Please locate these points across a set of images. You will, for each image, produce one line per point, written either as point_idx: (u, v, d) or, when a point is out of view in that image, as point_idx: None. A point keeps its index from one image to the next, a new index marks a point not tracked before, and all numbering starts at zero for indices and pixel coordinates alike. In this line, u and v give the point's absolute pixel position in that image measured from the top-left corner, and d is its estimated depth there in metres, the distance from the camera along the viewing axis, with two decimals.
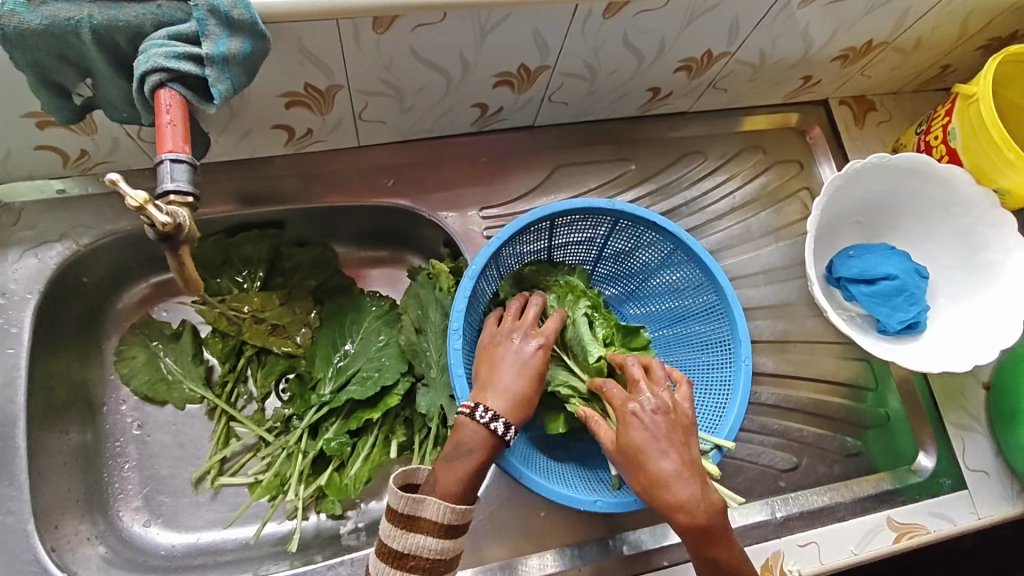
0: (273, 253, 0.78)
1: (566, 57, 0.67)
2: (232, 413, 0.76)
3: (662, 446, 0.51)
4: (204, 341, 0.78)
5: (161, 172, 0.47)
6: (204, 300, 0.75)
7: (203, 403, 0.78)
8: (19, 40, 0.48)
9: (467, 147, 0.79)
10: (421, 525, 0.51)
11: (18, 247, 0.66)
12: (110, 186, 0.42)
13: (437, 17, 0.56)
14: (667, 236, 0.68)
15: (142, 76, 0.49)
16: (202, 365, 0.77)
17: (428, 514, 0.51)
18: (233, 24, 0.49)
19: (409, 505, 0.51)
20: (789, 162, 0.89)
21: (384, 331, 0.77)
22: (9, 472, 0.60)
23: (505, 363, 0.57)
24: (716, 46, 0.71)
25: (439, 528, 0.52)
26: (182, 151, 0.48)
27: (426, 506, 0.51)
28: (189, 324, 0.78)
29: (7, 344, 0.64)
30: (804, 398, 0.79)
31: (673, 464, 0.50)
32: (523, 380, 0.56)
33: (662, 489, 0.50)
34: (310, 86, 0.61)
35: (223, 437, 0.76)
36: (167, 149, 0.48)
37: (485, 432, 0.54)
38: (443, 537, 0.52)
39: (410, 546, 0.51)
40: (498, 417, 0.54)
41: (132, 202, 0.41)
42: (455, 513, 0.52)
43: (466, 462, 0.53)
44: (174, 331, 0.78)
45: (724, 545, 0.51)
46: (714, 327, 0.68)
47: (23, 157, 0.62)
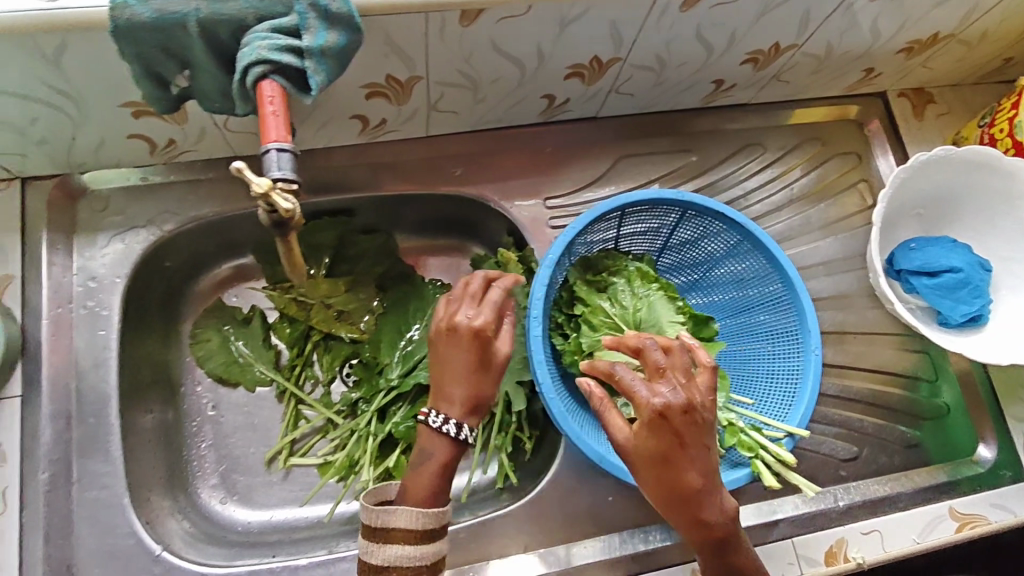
0: (339, 241, 0.79)
1: (638, 49, 0.67)
2: (302, 396, 0.79)
3: (694, 459, 0.48)
4: (272, 327, 0.81)
5: (267, 161, 0.49)
6: (274, 287, 0.77)
7: (271, 387, 0.80)
8: (128, 32, 0.49)
9: (531, 139, 0.80)
10: (395, 537, 0.53)
11: (107, 233, 0.69)
12: (234, 173, 0.45)
13: (521, 9, 0.56)
14: (734, 227, 0.69)
15: (245, 68, 0.50)
16: (271, 350, 0.80)
17: (401, 523, 0.54)
18: (330, 17, 0.50)
19: (380, 517, 0.54)
20: (847, 154, 0.89)
21: None
22: (103, 449, 0.63)
23: (450, 359, 0.57)
24: (785, 39, 0.71)
25: (413, 535, 0.54)
26: (285, 140, 0.50)
27: (398, 516, 0.54)
28: (258, 309, 0.81)
29: (98, 327, 0.66)
30: (862, 389, 0.80)
31: (701, 477, 0.48)
32: (471, 377, 0.57)
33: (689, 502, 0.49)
34: (391, 78, 0.63)
35: (293, 420, 0.78)
36: (270, 139, 0.50)
37: (446, 440, 0.57)
38: (418, 545, 0.54)
39: (388, 559, 0.53)
40: (451, 421, 0.56)
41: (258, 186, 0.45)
42: (426, 517, 0.54)
43: (432, 467, 0.57)
44: (244, 316, 0.80)
45: (735, 543, 0.52)
46: (781, 317, 0.69)
47: (114, 146, 0.64)
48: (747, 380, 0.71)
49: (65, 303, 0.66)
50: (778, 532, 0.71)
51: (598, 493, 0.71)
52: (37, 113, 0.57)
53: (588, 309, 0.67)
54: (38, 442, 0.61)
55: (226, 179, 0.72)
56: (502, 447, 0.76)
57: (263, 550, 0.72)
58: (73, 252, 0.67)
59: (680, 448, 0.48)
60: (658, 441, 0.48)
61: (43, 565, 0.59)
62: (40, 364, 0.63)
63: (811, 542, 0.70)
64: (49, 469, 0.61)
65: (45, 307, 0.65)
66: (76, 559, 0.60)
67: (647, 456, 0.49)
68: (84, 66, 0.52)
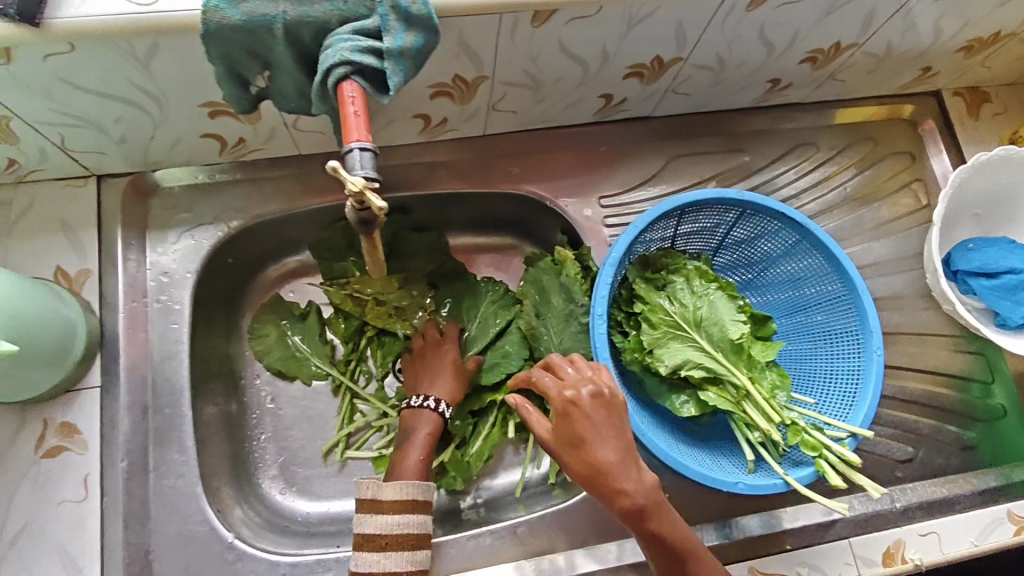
0: (392, 239, 0.79)
1: (700, 49, 0.67)
2: (356, 390, 0.80)
3: (601, 436, 0.52)
4: (327, 321, 0.82)
5: (350, 160, 0.49)
6: (330, 283, 0.77)
7: (327, 381, 0.82)
8: (217, 35, 0.50)
9: (585, 138, 0.81)
10: (384, 506, 0.63)
11: (177, 229, 0.71)
12: (330, 172, 0.44)
13: (592, 10, 0.57)
14: (794, 226, 0.69)
15: (327, 69, 0.51)
16: (327, 345, 0.81)
17: (389, 496, 0.64)
18: (410, 19, 0.51)
19: (371, 489, 0.64)
20: (901, 153, 0.88)
21: (500, 315, 0.80)
22: (177, 439, 0.66)
23: (439, 365, 0.76)
24: (846, 38, 0.71)
25: (400, 505, 0.64)
26: (366, 141, 0.50)
27: (386, 489, 0.64)
28: (315, 304, 0.82)
29: (171, 320, 0.69)
30: (917, 390, 0.80)
31: (609, 452, 0.52)
32: (450, 375, 0.75)
33: (607, 480, 0.52)
34: (457, 78, 0.64)
35: (349, 414, 0.80)
36: (351, 139, 0.50)
37: (431, 413, 0.73)
38: (405, 513, 0.63)
39: (380, 527, 0.62)
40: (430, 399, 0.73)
41: (352, 184, 0.43)
42: (413, 487, 0.65)
43: (421, 441, 0.71)
44: (300, 311, 0.81)
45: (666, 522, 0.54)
46: (840, 316, 0.69)
47: (187, 145, 0.66)
48: (805, 379, 0.72)
49: (140, 297, 0.68)
50: (834, 531, 0.71)
51: None
52: (120, 113, 0.59)
53: (648, 307, 0.67)
54: (118, 431, 0.64)
55: (290, 177, 0.73)
56: None
57: (325, 540, 0.74)
58: (147, 247, 0.70)
59: (587, 425, 0.53)
60: (567, 422, 0.53)
61: (124, 550, 0.62)
62: (117, 357, 0.66)
63: (869, 543, 0.70)
64: (127, 458, 0.63)
65: (120, 301, 0.67)
66: (153, 546, 0.63)
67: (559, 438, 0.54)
68: (171, 68, 0.54)
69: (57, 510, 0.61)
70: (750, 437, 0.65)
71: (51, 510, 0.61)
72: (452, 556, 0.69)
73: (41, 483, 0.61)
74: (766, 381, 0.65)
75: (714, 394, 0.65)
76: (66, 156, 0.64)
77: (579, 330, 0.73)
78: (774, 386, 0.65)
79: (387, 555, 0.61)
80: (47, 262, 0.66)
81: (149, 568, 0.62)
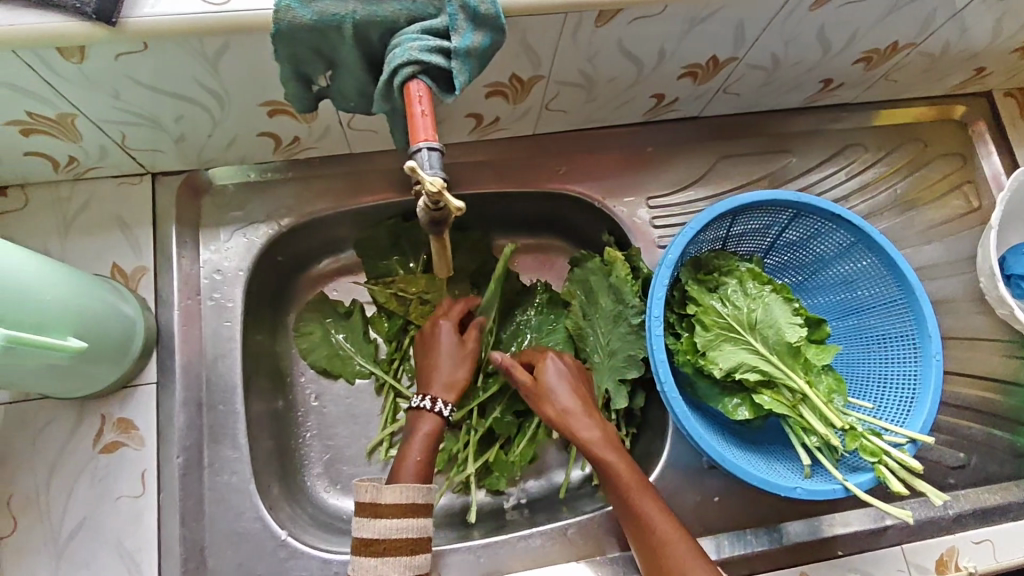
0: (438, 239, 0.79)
1: (757, 49, 0.67)
2: (400, 389, 0.80)
3: (561, 385, 0.67)
4: (371, 320, 0.82)
5: (418, 159, 0.48)
6: (375, 282, 0.79)
7: (371, 379, 0.82)
8: (287, 34, 0.50)
9: (632, 138, 0.80)
10: (384, 510, 0.60)
11: (229, 227, 0.71)
12: (407, 172, 0.44)
13: (656, 9, 0.57)
14: (850, 229, 0.68)
15: (395, 68, 0.51)
16: (372, 343, 0.81)
17: (388, 499, 0.60)
18: (478, 18, 0.51)
19: (370, 492, 0.60)
20: (951, 155, 0.86)
21: (543, 314, 0.81)
22: (231, 436, 0.66)
23: (444, 359, 0.71)
24: (904, 38, 0.70)
25: (400, 509, 0.60)
26: (434, 140, 0.49)
27: (386, 493, 0.60)
28: (359, 303, 0.82)
29: (224, 317, 0.69)
30: (968, 396, 0.78)
31: (566, 396, 0.66)
32: (459, 370, 0.71)
33: (563, 418, 0.66)
34: (514, 77, 0.63)
35: (391, 415, 0.80)
36: (418, 138, 0.49)
37: (433, 416, 0.68)
38: (404, 517, 0.60)
39: (379, 531, 0.59)
40: (441, 402, 0.68)
41: (432, 185, 0.44)
42: (413, 490, 0.62)
43: (422, 439, 0.67)
44: (345, 310, 0.81)
45: (625, 472, 0.62)
46: (896, 320, 0.68)
47: (243, 143, 0.67)
48: (859, 383, 0.71)
49: (194, 294, 0.69)
50: (887, 538, 0.71)
51: (704, 493, 0.71)
52: (182, 111, 0.59)
53: (701, 309, 0.66)
54: (174, 428, 0.64)
55: (340, 177, 0.74)
56: None
57: None
58: (200, 245, 0.70)
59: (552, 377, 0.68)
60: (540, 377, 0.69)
61: (180, 546, 0.62)
62: (173, 353, 0.66)
63: (922, 549, 0.70)
64: (183, 454, 0.64)
65: (175, 298, 0.68)
66: (207, 542, 0.63)
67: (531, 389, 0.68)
68: (236, 66, 0.54)
69: (115, 505, 0.62)
70: (807, 442, 0.65)
71: (109, 505, 0.62)
72: (501, 557, 0.69)
73: (99, 478, 0.62)
74: (822, 386, 0.65)
75: (769, 398, 0.65)
76: (125, 154, 0.65)
77: (629, 330, 0.72)
78: (830, 390, 0.65)
79: (385, 561, 0.59)
80: (104, 259, 0.67)
81: (204, 565, 0.63)
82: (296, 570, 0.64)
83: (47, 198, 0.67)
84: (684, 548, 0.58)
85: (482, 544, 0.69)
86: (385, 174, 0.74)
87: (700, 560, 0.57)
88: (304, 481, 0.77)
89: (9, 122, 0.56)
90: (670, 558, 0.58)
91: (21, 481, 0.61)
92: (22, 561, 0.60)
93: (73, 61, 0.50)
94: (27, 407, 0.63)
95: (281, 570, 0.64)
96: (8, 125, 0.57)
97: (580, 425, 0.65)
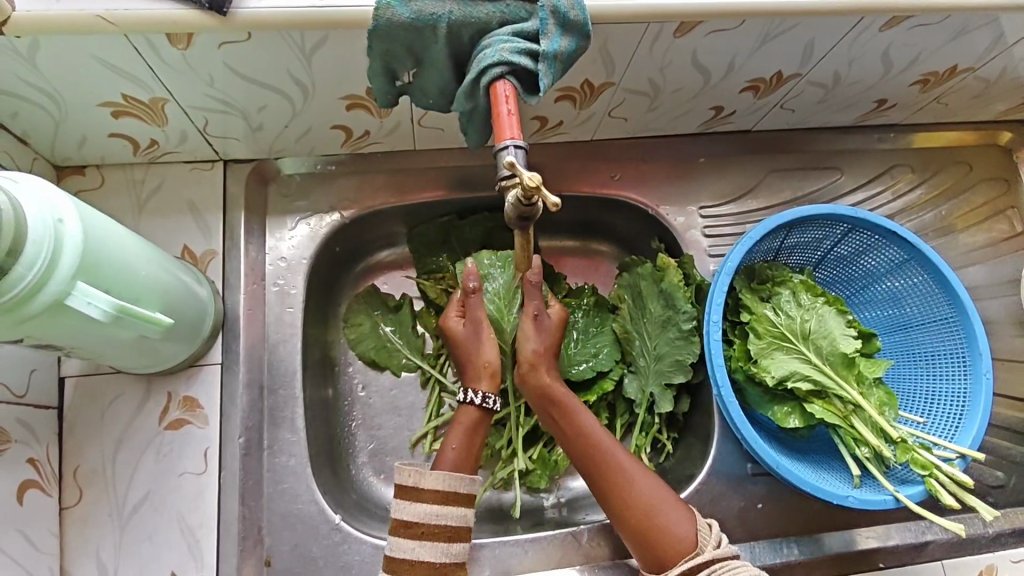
0: (486, 236, 0.78)
1: (820, 67, 0.69)
2: (447, 385, 0.76)
3: (542, 331, 0.65)
4: (419, 315, 0.80)
5: (503, 157, 0.49)
6: (426, 277, 0.78)
7: (417, 373, 0.80)
8: (384, 31, 0.52)
9: (685, 148, 0.82)
10: (423, 495, 0.57)
11: (295, 216, 0.73)
12: (505, 168, 0.47)
13: (733, 23, 0.59)
14: (903, 245, 0.69)
15: (483, 68, 0.51)
16: (421, 338, 0.79)
17: (429, 485, 0.57)
18: (567, 24, 0.53)
19: (412, 477, 0.57)
20: (995, 179, 0.86)
21: (587, 315, 0.79)
22: (289, 419, 0.68)
23: (467, 344, 0.65)
24: (963, 63, 0.71)
25: (440, 496, 0.57)
26: (520, 138, 0.50)
27: (428, 477, 0.57)
28: (408, 297, 0.80)
29: (287, 304, 0.71)
30: (1011, 417, 0.79)
31: (541, 349, 0.64)
32: (489, 351, 0.65)
33: (536, 366, 0.64)
34: (586, 82, 0.66)
35: (436, 409, 0.77)
36: (503, 137, 0.50)
37: (475, 409, 0.63)
38: (444, 504, 0.57)
39: (418, 515, 0.56)
40: (480, 393, 0.63)
41: (530, 181, 0.45)
42: (455, 479, 0.58)
43: (463, 428, 0.62)
44: (394, 303, 0.79)
45: (590, 420, 0.63)
46: (947, 337, 0.69)
47: (317, 134, 0.69)
48: (906, 397, 0.73)
49: (259, 280, 0.71)
50: (928, 553, 0.72)
51: (748, 499, 0.72)
52: (266, 101, 0.61)
53: (754, 317, 0.67)
54: (236, 408, 0.66)
55: (402, 172, 0.75)
56: (642, 447, 0.76)
57: None
58: (265, 234, 0.72)
59: (540, 320, 0.65)
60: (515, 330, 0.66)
61: (239, 525, 0.64)
62: (238, 336, 0.68)
63: (961, 565, 0.71)
64: (244, 435, 0.66)
65: (241, 284, 0.70)
66: (265, 522, 0.65)
67: (529, 323, 0.65)
68: (329, 61, 0.57)
69: (177, 481, 0.64)
70: (857, 453, 0.66)
71: (172, 481, 0.64)
72: (549, 553, 0.69)
73: (163, 454, 0.64)
74: (873, 398, 0.66)
75: (821, 408, 0.66)
76: (204, 141, 0.67)
77: (676, 335, 0.72)
78: (881, 403, 0.66)
79: (423, 544, 0.55)
80: (175, 241, 0.69)
81: (262, 543, 0.65)
82: (349, 554, 0.65)
83: (123, 180, 0.70)
84: (654, 483, 0.60)
85: (531, 539, 0.70)
86: (443, 170, 0.76)
87: (667, 493, 0.60)
88: (350, 470, 0.75)
89: (103, 104, 0.59)
90: (643, 493, 0.59)
91: (89, 453, 0.64)
92: (88, 530, 0.62)
93: (178, 48, 0.53)
94: (98, 381, 0.65)
95: (334, 554, 0.65)
96: (102, 107, 0.59)
97: (545, 372, 0.64)
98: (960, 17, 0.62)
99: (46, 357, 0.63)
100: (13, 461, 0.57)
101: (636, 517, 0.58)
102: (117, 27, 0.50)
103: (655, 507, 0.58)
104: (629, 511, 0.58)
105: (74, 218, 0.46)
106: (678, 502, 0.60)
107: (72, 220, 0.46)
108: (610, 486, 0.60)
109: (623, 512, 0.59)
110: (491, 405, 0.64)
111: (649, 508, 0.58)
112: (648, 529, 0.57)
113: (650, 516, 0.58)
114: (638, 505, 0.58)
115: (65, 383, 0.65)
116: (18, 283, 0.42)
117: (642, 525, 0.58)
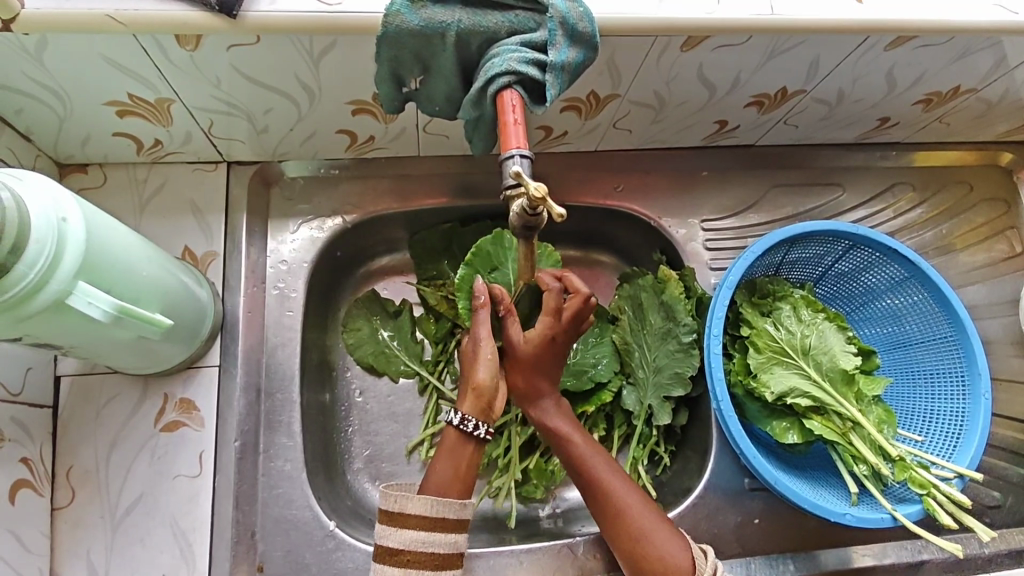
0: None
1: (825, 84, 0.69)
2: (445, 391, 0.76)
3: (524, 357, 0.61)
4: (417, 321, 0.80)
5: (507, 166, 0.49)
6: (427, 283, 0.78)
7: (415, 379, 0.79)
8: (393, 37, 0.52)
9: (688, 161, 0.82)
10: (411, 521, 0.55)
11: (296, 219, 0.73)
12: (510, 177, 0.47)
13: (741, 39, 0.60)
14: (903, 264, 0.69)
15: (491, 77, 0.51)
16: (420, 344, 0.78)
17: (416, 510, 0.55)
18: (576, 35, 0.53)
19: (398, 503, 0.55)
20: (995, 200, 0.87)
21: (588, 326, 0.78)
22: (286, 424, 0.67)
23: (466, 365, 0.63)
24: (965, 84, 0.71)
25: (427, 522, 0.55)
26: (526, 148, 0.49)
27: (414, 503, 0.55)
28: (407, 303, 0.80)
29: (286, 307, 0.71)
30: (1009, 438, 0.79)
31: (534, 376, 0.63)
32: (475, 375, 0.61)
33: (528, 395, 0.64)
34: (592, 93, 0.66)
35: (434, 415, 0.76)
36: (509, 146, 0.50)
37: (453, 430, 0.59)
38: (431, 531, 0.55)
39: (405, 542, 0.55)
40: (459, 413, 0.59)
41: (536, 191, 0.45)
42: (442, 505, 0.56)
43: (449, 450, 0.59)
44: (393, 309, 0.79)
45: (584, 447, 0.62)
46: (945, 356, 0.70)
47: (322, 138, 0.69)
48: (904, 415, 0.73)
49: (259, 283, 0.70)
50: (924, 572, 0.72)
51: (744, 515, 0.72)
52: (273, 104, 0.61)
53: (754, 331, 0.67)
54: (233, 411, 0.66)
55: (405, 178, 0.75)
56: (639, 459, 0.76)
57: None
58: (267, 236, 0.72)
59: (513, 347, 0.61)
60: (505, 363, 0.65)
61: (232, 529, 0.63)
62: (237, 338, 0.68)
63: None
64: (240, 438, 0.65)
65: (242, 286, 0.69)
66: (258, 527, 0.64)
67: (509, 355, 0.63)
68: (337, 65, 0.57)
69: (172, 483, 0.63)
70: (855, 470, 0.66)
71: (166, 483, 0.63)
72: (544, 563, 0.69)
73: (159, 455, 0.64)
74: (872, 416, 0.66)
75: (820, 424, 0.66)
76: (208, 142, 0.67)
77: (676, 348, 0.71)
78: (880, 420, 0.66)
79: (409, 572, 0.54)
80: (177, 241, 0.69)
81: (255, 548, 0.64)
82: (343, 562, 0.65)
83: (125, 178, 0.70)
84: (649, 510, 0.59)
85: (526, 549, 0.69)
86: (448, 177, 0.75)
87: (664, 523, 0.58)
88: (346, 476, 0.75)
89: (108, 102, 0.59)
90: (633, 520, 0.58)
91: (83, 453, 0.63)
92: (79, 531, 0.62)
93: (186, 48, 0.53)
94: (94, 381, 0.65)
95: (328, 561, 0.64)
96: (107, 106, 0.59)
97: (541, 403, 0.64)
98: (964, 38, 0.62)
99: (43, 356, 0.62)
100: (6, 461, 0.56)
101: (628, 548, 0.57)
102: (126, 27, 0.50)
103: (647, 539, 0.57)
104: (622, 539, 0.58)
105: (77, 217, 0.46)
106: (666, 524, 0.58)
107: (76, 218, 0.46)
108: (604, 513, 0.59)
109: (616, 539, 0.58)
110: (471, 428, 0.59)
111: (637, 539, 0.57)
112: (640, 559, 0.57)
113: (637, 544, 0.57)
114: (629, 533, 0.58)
115: (60, 382, 0.64)
116: (19, 283, 0.42)
117: (636, 555, 0.57)
